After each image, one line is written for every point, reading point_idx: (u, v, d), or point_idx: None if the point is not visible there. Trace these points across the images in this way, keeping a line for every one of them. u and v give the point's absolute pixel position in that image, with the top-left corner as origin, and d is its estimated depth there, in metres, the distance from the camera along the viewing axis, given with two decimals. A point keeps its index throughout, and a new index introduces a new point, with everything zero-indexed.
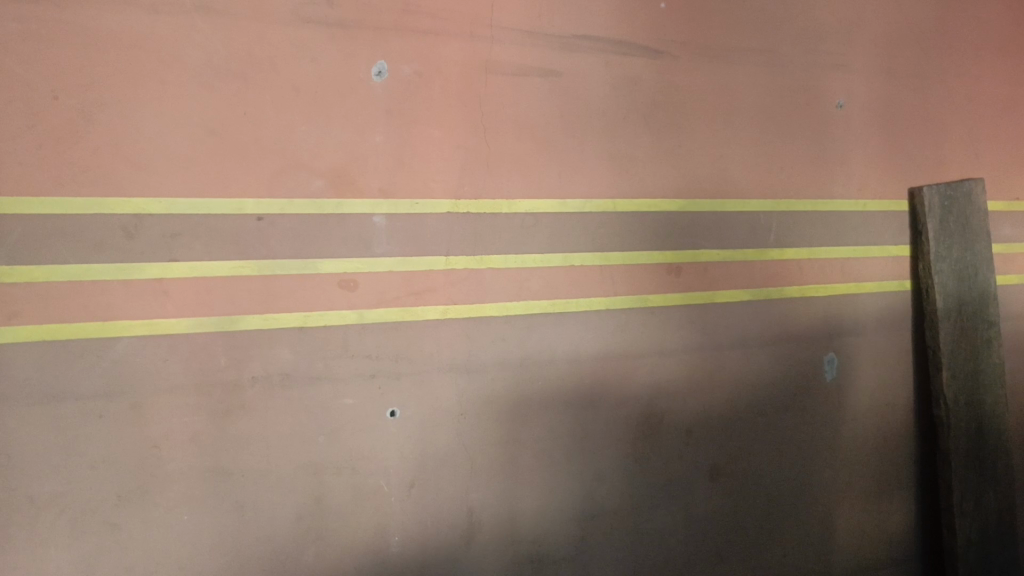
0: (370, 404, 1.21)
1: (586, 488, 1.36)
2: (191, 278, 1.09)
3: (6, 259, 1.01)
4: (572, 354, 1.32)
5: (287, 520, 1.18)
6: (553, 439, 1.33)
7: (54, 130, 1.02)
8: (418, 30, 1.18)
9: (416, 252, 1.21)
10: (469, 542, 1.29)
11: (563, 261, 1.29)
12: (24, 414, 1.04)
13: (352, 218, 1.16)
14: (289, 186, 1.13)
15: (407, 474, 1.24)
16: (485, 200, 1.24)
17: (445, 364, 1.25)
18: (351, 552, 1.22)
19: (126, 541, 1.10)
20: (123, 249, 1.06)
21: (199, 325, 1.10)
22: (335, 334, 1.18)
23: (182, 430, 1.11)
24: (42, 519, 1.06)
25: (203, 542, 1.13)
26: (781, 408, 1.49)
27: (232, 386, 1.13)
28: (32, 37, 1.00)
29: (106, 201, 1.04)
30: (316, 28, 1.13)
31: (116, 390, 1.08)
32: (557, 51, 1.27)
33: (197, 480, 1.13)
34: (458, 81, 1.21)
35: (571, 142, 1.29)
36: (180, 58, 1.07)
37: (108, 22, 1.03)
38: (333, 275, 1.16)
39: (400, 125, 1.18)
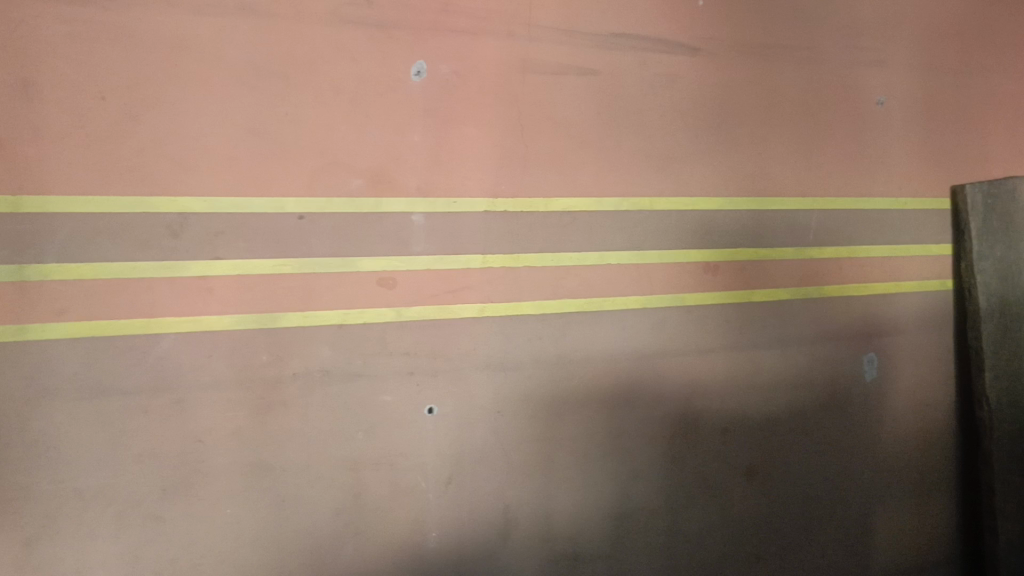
0: (407, 401, 1.22)
1: (621, 486, 1.36)
2: (234, 275, 1.11)
3: (55, 256, 1.03)
4: (608, 353, 1.32)
5: (325, 515, 1.19)
6: (589, 437, 1.33)
7: (102, 131, 1.04)
8: (455, 30, 1.19)
9: (453, 250, 1.22)
10: (505, 539, 1.30)
11: (599, 260, 1.29)
12: (71, 408, 1.06)
13: (390, 217, 1.17)
14: (328, 184, 1.14)
15: (443, 471, 1.25)
16: (522, 199, 1.24)
17: (482, 362, 1.26)
18: (388, 548, 1.23)
19: (170, 534, 1.12)
20: (167, 247, 1.08)
21: (241, 322, 1.12)
22: (373, 331, 1.19)
23: (224, 425, 1.13)
24: (89, 511, 1.08)
25: (244, 536, 1.15)
26: (820, 409, 1.48)
27: (273, 381, 1.15)
28: (81, 39, 1.02)
29: (151, 199, 1.06)
30: (355, 28, 1.14)
31: (161, 385, 1.10)
32: (594, 49, 1.26)
33: (238, 475, 1.14)
34: (495, 79, 1.21)
35: (607, 140, 1.28)
36: (223, 59, 1.08)
37: (154, 24, 1.05)
38: (372, 273, 1.17)
39: (438, 123, 1.19)
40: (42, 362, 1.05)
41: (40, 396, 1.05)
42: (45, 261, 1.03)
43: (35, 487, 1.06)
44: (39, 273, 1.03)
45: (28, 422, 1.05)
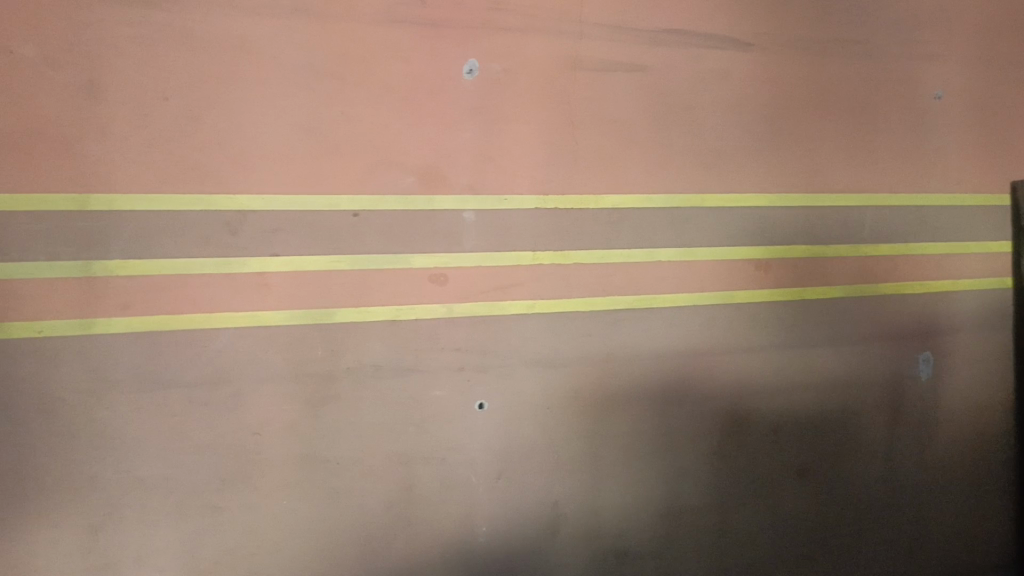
0: (458, 396, 1.24)
1: (670, 485, 1.37)
2: (290, 271, 1.13)
3: (120, 252, 1.06)
4: (658, 351, 1.32)
5: (377, 508, 1.22)
6: (638, 435, 1.33)
7: (164, 131, 1.06)
8: (507, 28, 1.18)
9: (503, 247, 1.22)
10: (553, 535, 1.32)
11: (649, 257, 1.29)
12: (134, 400, 1.10)
13: (441, 214, 1.19)
14: (380, 182, 1.16)
15: (492, 466, 1.27)
16: (571, 196, 1.24)
17: (531, 359, 1.26)
18: (438, 541, 1.26)
19: (227, 523, 1.16)
20: (226, 244, 1.10)
21: (296, 317, 1.15)
22: (424, 327, 1.21)
23: (279, 418, 1.16)
24: (151, 500, 1.12)
25: (299, 526, 1.19)
26: (874, 408, 1.46)
27: (327, 375, 1.17)
28: (144, 40, 1.04)
29: (210, 198, 1.09)
30: (408, 28, 1.14)
31: (219, 378, 1.13)
32: (645, 45, 1.25)
33: (292, 467, 1.17)
34: (546, 77, 1.21)
35: (657, 137, 1.28)
36: (281, 59, 1.09)
37: (213, 25, 1.06)
38: (423, 270, 1.19)
39: (489, 121, 1.19)
40: (106, 355, 1.08)
41: (105, 388, 1.08)
42: (110, 257, 1.06)
43: (100, 476, 1.10)
44: (104, 269, 1.06)
45: (93, 413, 1.08)
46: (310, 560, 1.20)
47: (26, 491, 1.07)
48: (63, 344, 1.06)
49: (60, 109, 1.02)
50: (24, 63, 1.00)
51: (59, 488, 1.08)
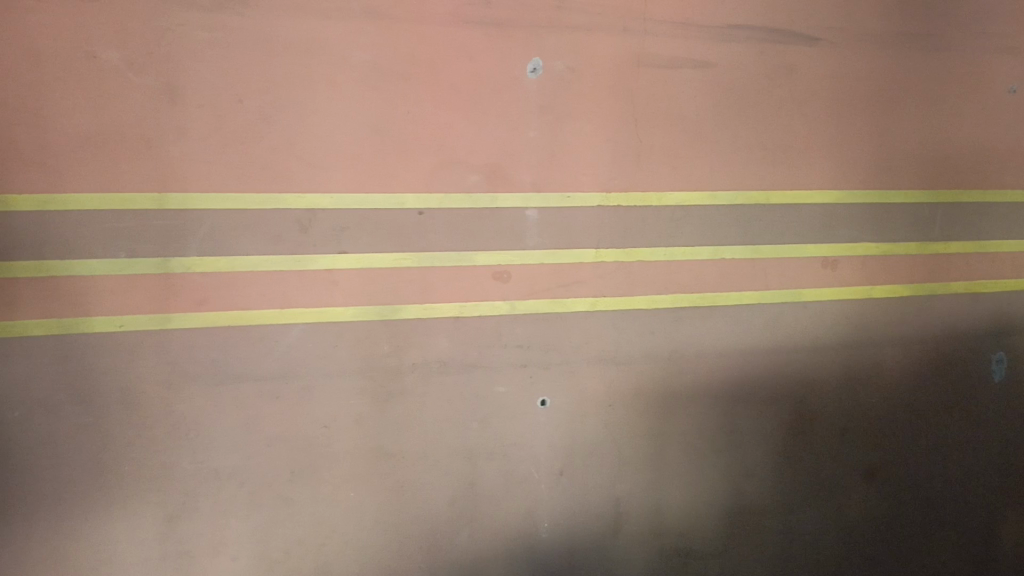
0: (522, 393, 1.25)
1: (733, 485, 1.37)
2: (358, 269, 1.16)
3: (196, 250, 1.10)
4: (721, 349, 1.32)
5: (442, 501, 1.25)
6: (702, 435, 1.34)
7: (238, 132, 1.09)
8: (572, 26, 1.18)
9: (567, 244, 1.23)
10: (616, 532, 1.34)
11: (713, 254, 1.29)
12: (209, 393, 1.13)
13: (506, 211, 1.20)
14: (446, 181, 1.17)
15: (555, 463, 1.29)
16: (635, 193, 1.24)
17: (594, 356, 1.27)
18: (503, 535, 1.29)
19: (297, 513, 1.19)
20: (296, 242, 1.13)
21: (364, 313, 1.17)
22: (488, 323, 1.22)
23: (348, 412, 1.19)
24: (225, 491, 1.16)
25: (366, 518, 1.22)
26: (942, 409, 1.44)
27: (394, 371, 1.20)
28: (219, 44, 1.06)
29: (282, 196, 1.11)
30: (473, 27, 1.15)
31: (290, 372, 1.16)
32: (710, 41, 1.24)
33: (361, 460, 1.20)
34: (610, 75, 1.21)
35: (723, 134, 1.27)
36: (349, 60, 1.11)
37: (284, 28, 1.08)
38: (487, 267, 1.20)
39: (553, 119, 1.20)
40: (183, 349, 1.11)
41: (181, 381, 1.12)
42: (187, 254, 1.09)
43: (177, 467, 1.14)
44: (182, 266, 1.09)
45: (172, 405, 1.12)
46: (378, 551, 1.24)
47: (108, 480, 1.12)
48: (143, 338, 1.10)
49: (141, 111, 1.06)
50: (107, 68, 1.04)
51: (139, 478, 1.13)
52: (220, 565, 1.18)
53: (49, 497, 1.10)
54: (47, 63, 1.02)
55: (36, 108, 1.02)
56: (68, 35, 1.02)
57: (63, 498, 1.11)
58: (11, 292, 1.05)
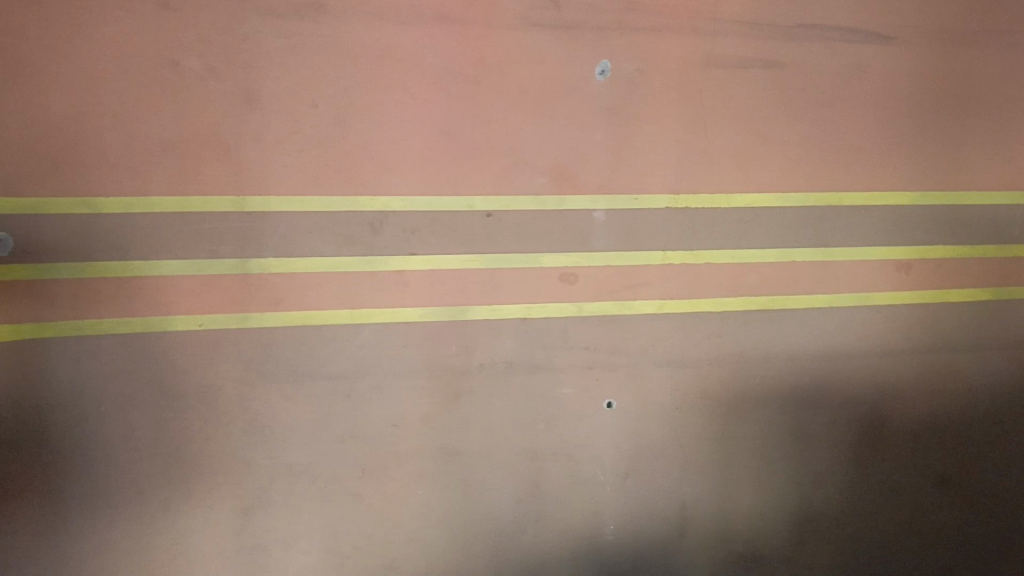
0: (587, 394, 1.26)
1: (801, 491, 1.36)
2: (428, 270, 1.17)
3: (273, 251, 1.12)
4: (789, 353, 1.31)
5: (508, 500, 1.26)
6: (770, 440, 1.33)
7: (313, 135, 1.11)
8: (641, 28, 1.18)
9: (634, 246, 1.23)
10: (681, 536, 1.33)
11: (782, 257, 1.27)
12: (283, 390, 1.16)
13: (573, 213, 1.20)
14: (514, 183, 1.18)
15: (621, 466, 1.29)
16: (703, 195, 1.24)
17: (660, 359, 1.27)
18: (568, 536, 1.30)
19: (367, 510, 1.21)
20: (368, 243, 1.15)
21: (433, 314, 1.19)
22: (555, 324, 1.23)
23: (416, 411, 1.21)
24: (297, 485, 1.19)
25: (433, 516, 1.24)
26: (1020, 416, 1.40)
27: (461, 371, 1.21)
28: (295, 50, 1.09)
29: (355, 198, 1.14)
30: (542, 30, 1.15)
31: (360, 371, 1.18)
32: (782, 41, 1.22)
33: (428, 459, 1.22)
34: (679, 76, 1.20)
35: (794, 135, 1.25)
36: (420, 64, 1.13)
37: (358, 34, 1.10)
38: (554, 268, 1.21)
39: (621, 120, 1.20)
40: (259, 347, 1.15)
41: (258, 378, 1.15)
42: (264, 255, 1.12)
43: (252, 462, 1.17)
44: (259, 267, 1.12)
45: (247, 402, 1.15)
46: (445, 548, 1.25)
47: (186, 474, 1.15)
48: (221, 337, 1.13)
49: (220, 116, 1.09)
50: (189, 75, 1.07)
51: (216, 472, 1.16)
52: (292, 558, 1.21)
53: (131, 488, 1.14)
54: (132, 71, 1.05)
55: (123, 115, 1.06)
56: (153, 44, 1.05)
57: (145, 490, 1.15)
58: (98, 292, 1.09)
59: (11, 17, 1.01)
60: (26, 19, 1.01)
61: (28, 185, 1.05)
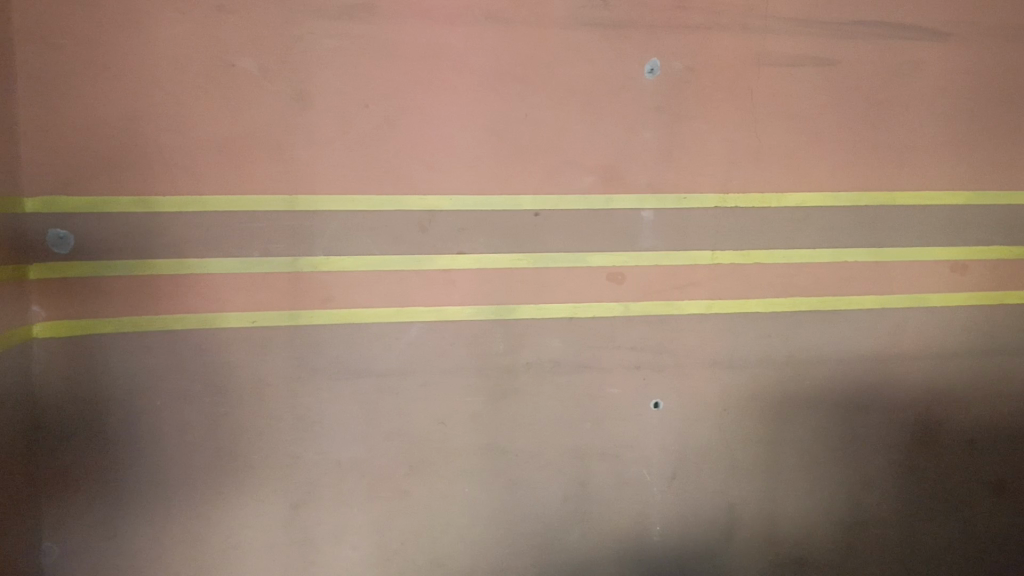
0: (634, 395, 1.25)
1: (852, 495, 1.34)
2: (475, 269, 1.18)
3: (323, 249, 1.14)
4: (840, 354, 1.29)
5: (554, 499, 1.26)
6: (820, 443, 1.31)
7: (363, 135, 1.13)
8: (691, 26, 1.17)
9: (682, 246, 1.22)
10: (729, 538, 1.32)
11: (834, 257, 1.26)
12: (333, 387, 1.17)
13: (621, 213, 1.20)
14: (562, 182, 1.18)
15: (667, 467, 1.28)
16: (753, 194, 1.22)
17: (708, 360, 1.26)
18: (613, 536, 1.29)
19: (414, 507, 1.22)
20: (417, 242, 1.16)
21: (480, 313, 1.19)
22: (602, 324, 1.22)
23: (463, 409, 1.21)
24: (346, 481, 1.20)
25: (479, 513, 1.24)
26: None
27: (508, 370, 1.21)
28: (347, 51, 1.10)
29: (404, 198, 1.15)
30: (591, 29, 1.15)
31: (408, 368, 1.19)
32: (834, 38, 1.21)
33: (475, 457, 1.23)
34: (730, 74, 1.19)
35: (846, 133, 1.23)
36: (470, 64, 1.13)
37: (409, 34, 1.11)
38: (602, 268, 1.21)
39: (670, 119, 1.19)
40: (309, 345, 1.16)
41: (307, 375, 1.16)
42: (314, 254, 1.14)
43: (302, 458, 1.18)
44: (310, 265, 1.14)
45: (298, 398, 1.17)
46: (490, 546, 1.26)
47: (238, 468, 1.17)
48: (272, 334, 1.15)
49: (273, 116, 1.10)
50: (244, 76, 1.09)
51: (266, 467, 1.17)
52: (340, 553, 1.22)
53: (185, 482, 1.16)
54: (189, 72, 1.07)
55: (179, 115, 1.08)
56: (209, 46, 1.07)
57: (198, 484, 1.16)
58: (154, 289, 1.11)
59: (74, 20, 1.03)
60: (88, 22, 1.04)
61: (89, 183, 1.07)
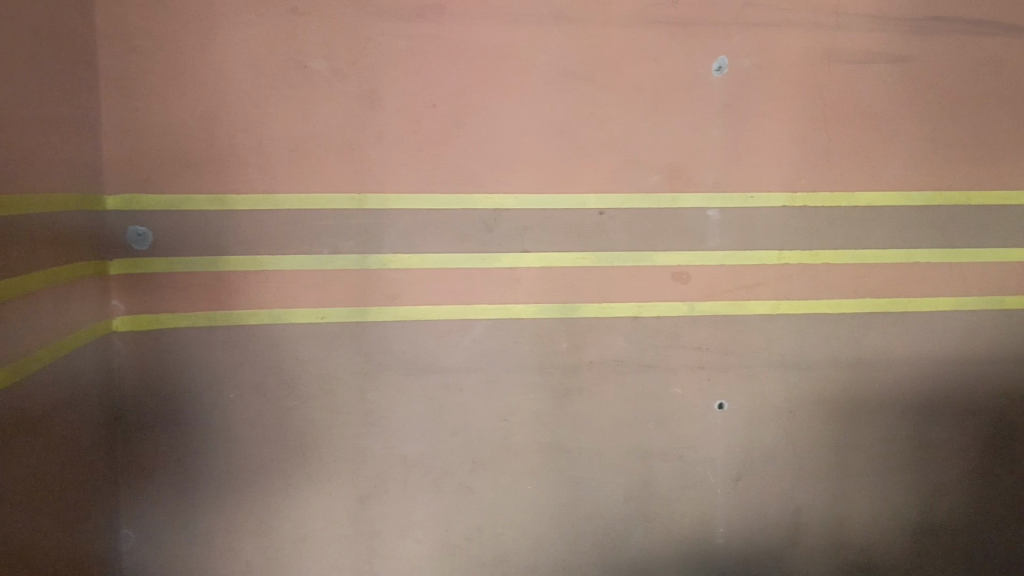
0: (698, 395, 1.24)
1: (922, 500, 1.31)
2: (540, 267, 1.18)
3: (391, 248, 1.16)
4: (911, 357, 1.26)
5: (617, 498, 1.26)
6: (888, 447, 1.29)
7: (431, 135, 1.14)
8: (760, 23, 1.16)
9: (749, 246, 1.21)
10: (794, 542, 1.30)
11: (905, 257, 1.23)
12: (400, 382, 1.19)
13: (687, 212, 1.19)
14: (628, 181, 1.18)
15: (732, 468, 1.27)
16: (822, 193, 1.21)
17: (774, 361, 1.24)
18: (676, 538, 1.28)
19: (478, 503, 1.23)
20: (483, 240, 1.17)
21: (544, 311, 1.20)
22: (667, 324, 1.22)
23: (527, 407, 1.22)
24: (411, 476, 1.22)
25: (542, 510, 1.25)
26: None
27: (572, 368, 1.22)
28: (416, 51, 1.12)
29: (471, 196, 1.16)
30: (659, 28, 1.15)
31: (474, 365, 1.20)
32: (906, 34, 1.18)
33: (539, 454, 1.23)
34: (799, 71, 1.18)
35: (919, 131, 1.21)
36: (537, 63, 1.14)
37: (477, 34, 1.12)
38: (667, 267, 1.20)
39: (738, 117, 1.18)
40: (377, 341, 1.18)
41: (374, 371, 1.18)
42: (382, 252, 1.15)
43: (368, 452, 1.20)
44: (378, 262, 1.16)
45: (365, 393, 1.19)
46: (553, 542, 1.26)
47: (307, 461, 1.19)
48: (341, 330, 1.17)
49: (343, 116, 1.12)
50: (316, 77, 1.11)
51: (334, 461, 1.19)
52: (406, 547, 1.23)
53: (255, 474, 1.19)
54: (263, 73, 1.10)
55: (253, 116, 1.10)
56: (283, 48, 1.10)
57: (268, 476, 1.19)
58: (228, 284, 1.14)
59: (154, 24, 1.07)
60: (168, 25, 1.07)
61: (167, 182, 1.10)
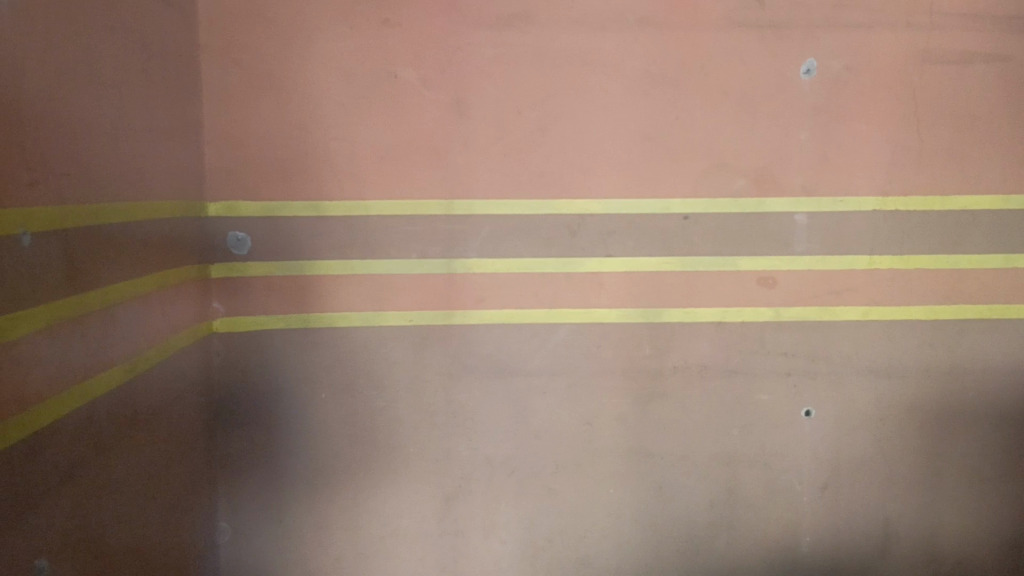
0: (785, 402, 1.23)
1: (1019, 515, 1.27)
2: (624, 271, 1.19)
3: (477, 252, 1.18)
4: (1008, 365, 1.22)
5: (700, 504, 1.25)
6: (984, 458, 1.25)
7: (517, 141, 1.16)
8: (851, 24, 1.14)
9: (838, 250, 1.19)
10: (883, 554, 1.27)
11: (1003, 263, 1.19)
12: (485, 384, 1.21)
13: (774, 216, 1.18)
14: (714, 185, 1.17)
15: (819, 476, 1.25)
16: (915, 197, 1.18)
17: (864, 367, 1.22)
18: (760, 546, 1.27)
19: (560, 505, 1.25)
20: (567, 245, 1.18)
21: (628, 315, 1.20)
22: (753, 329, 1.21)
23: (610, 411, 1.22)
24: (495, 477, 1.23)
25: (625, 515, 1.25)
26: None
27: (656, 373, 1.22)
28: (504, 59, 1.14)
29: (555, 202, 1.17)
30: (747, 31, 1.14)
31: (557, 369, 1.21)
32: (1005, 33, 1.15)
33: (621, 458, 1.24)
34: (892, 72, 1.15)
35: (1019, 133, 1.17)
36: (623, 69, 1.15)
37: (564, 42, 1.14)
38: (753, 272, 1.19)
39: (827, 120, 1.16)
40: (463, 344, 1.20)
41: (460, 373, 1.21)
42: (469, 256, 1.18)
43: (454, 452, 1.22)
44: (464, 267, 1.18)
45: (451, 395, 1.21)
46: (635, 547, 1.26)
47: (394, 460, 1.22)
48: (428, 333, 1.19)
49: (432, 123, 1.15)
50: (406, 86, 1.14)
51: (420, 461, 1.22)
52: (489, 547, 1.25)
53: (345, 472, 1.22)
54: (356, 83, 1.13)
55: (346, 124, 1.14)
56: (375, 58, 1.13)
57: (357, 474, 1.22)
58: (321, 288, 1.17)
59: (255, 36, 1.12)
60: (268, 38, 1.12)
61: (264, 188, 1.15)
